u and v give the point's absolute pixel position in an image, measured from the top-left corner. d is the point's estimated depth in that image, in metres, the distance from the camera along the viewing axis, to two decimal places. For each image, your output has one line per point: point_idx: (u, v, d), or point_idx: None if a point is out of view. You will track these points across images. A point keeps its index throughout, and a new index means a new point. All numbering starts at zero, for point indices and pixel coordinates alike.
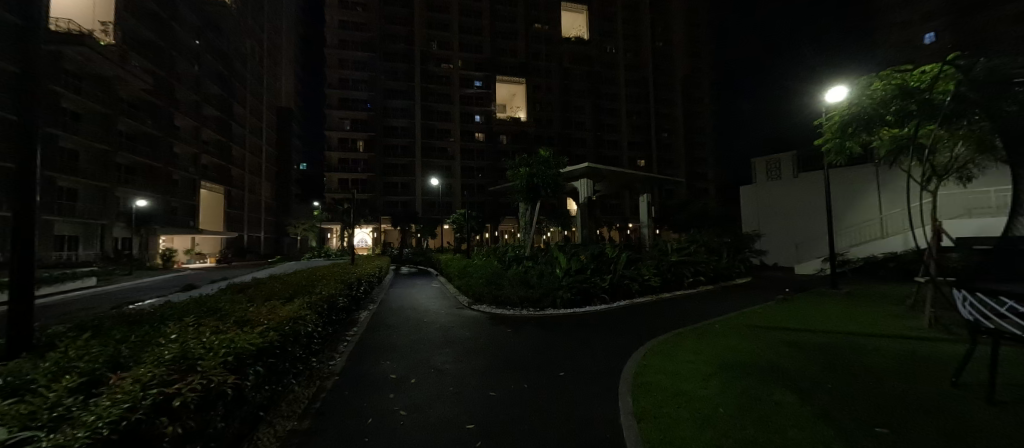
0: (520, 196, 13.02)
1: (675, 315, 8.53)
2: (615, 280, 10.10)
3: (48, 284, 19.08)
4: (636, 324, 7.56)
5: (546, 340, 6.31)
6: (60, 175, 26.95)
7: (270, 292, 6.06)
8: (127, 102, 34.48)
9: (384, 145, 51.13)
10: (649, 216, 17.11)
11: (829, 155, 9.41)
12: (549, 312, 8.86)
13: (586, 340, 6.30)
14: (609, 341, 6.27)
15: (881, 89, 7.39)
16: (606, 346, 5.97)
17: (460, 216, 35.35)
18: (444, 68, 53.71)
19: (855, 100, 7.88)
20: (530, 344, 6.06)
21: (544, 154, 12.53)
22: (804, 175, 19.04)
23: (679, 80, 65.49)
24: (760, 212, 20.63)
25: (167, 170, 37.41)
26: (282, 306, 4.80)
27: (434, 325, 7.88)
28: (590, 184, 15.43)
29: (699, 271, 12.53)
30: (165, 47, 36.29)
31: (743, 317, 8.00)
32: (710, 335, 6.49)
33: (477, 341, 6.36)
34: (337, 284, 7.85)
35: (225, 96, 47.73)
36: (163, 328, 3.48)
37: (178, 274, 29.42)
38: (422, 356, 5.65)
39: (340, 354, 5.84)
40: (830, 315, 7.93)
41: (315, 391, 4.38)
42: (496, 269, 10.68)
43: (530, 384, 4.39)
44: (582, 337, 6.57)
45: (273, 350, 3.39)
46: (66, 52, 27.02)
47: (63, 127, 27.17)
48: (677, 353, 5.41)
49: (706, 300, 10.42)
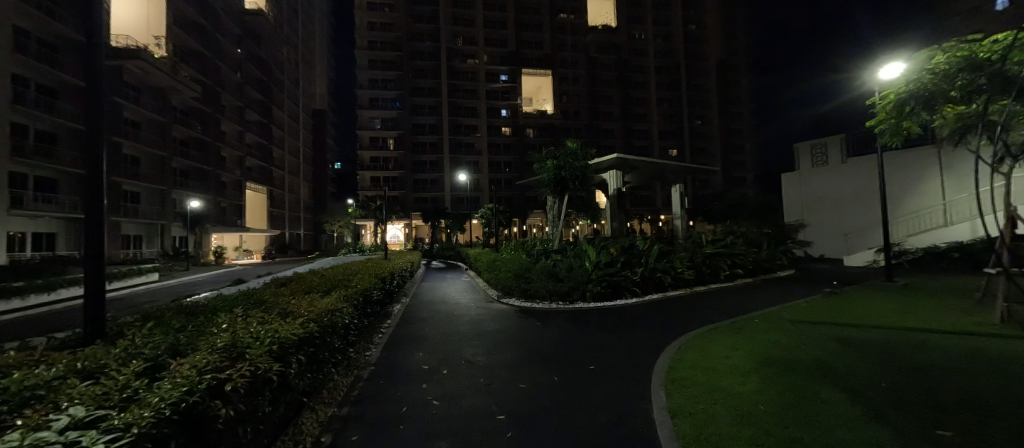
0: (547, 189, 12.88)
1: (712, 308, 8.22)
2: (647, 273, 9.86)
3: (119, 279, 21.11)
4: (669, 318, 7.37)
5: (576, 333, 6.29)
6: (123, 180, 29.48)
7: (311, 285, 6.37)
8: (180, 110, 37.11)
9: (413, 142, 52.27)
10: (683, 208, 16.52)
11: (881, 137, 8.65)
12: (578, 306, 8.83)
13: (617, 334, 6.21)
14: (641, 335, 6.17)
15: (945, 63, 6.77)
16: (638, 339, 5.88)
17: (488, 210, 35.61)
18: (470, 63, 54.02)
19: (913, 76, 7.25)
20: (560, 337, 6.04)
21: (571, 146, 12.35)
22: (855, 159, 17.75)
23: (714, 64, 62.46)
24: (804, 200, 19.45)
25: (216, 173, 39.90)
26: (322, 299, 5.05)
27: (465, 318, 8.02)
28: (619, 175, 15.07)
29: (737, 263, 11.99)
30: (209, 56, 39.10)
31: (785, 311, 7.61)
32: (748, 330, 6.24)
33: (506, 334, 6.41)
34: (371, 278, 8.15)
35: (265, 101, 50.36)
36: (215, 318, 3.74)
37: (229, 269, 31.54)
38: (454, 348, 5.77)
39: (377, 344, 6.08)
40: (883, 310, 7.38)
41: (354, 379, 4.59)
42: (524, 263, 10.67)
43: (560, 377, 4.38)
44: (613, 330, 6.50)
45: (314, 340, 3.56)
46: (126, 66, 29.50)
47: (125, 135, 29.77)
48: (712, 348, 5.25)
49: (745, 294, 9.97)
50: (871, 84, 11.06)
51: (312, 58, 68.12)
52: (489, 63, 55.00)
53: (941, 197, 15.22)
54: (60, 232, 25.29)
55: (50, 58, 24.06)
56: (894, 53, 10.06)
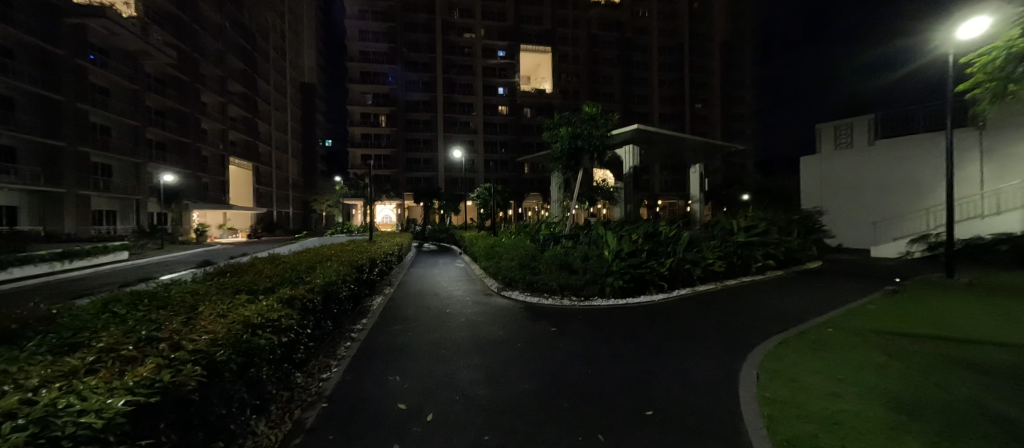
0: (558, 162, 11.07)
1: (758, 310, 6.72)
2: (675, 265, 8.35)
3: (80, 258, 19.47)
4: (716, 323, 5.89)
5: (612, 350, 4.72)
6: (92, 151, 27.08)
7: (248, 281, 4.66)
8: (154, 78, 34.41)
9: (406, 120, 49.96)
10: (703, 191, 14.91)
11: (978, 105, 7.00)
12: (599, 303, 7.37)
13: (663, 352, 4.68)
14: (697, 351, 4.71)
15: None
16: (699, 363, 4.34)
17: (484, 191, 33.78)
18: (466, 37, 51.21)
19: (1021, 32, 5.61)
20: (589, 357, 4.49)
21: (589, 111, 10.52)
22: (884, 141, 16.21)
23: (719, 44, 59.98)
24: (824, 184, 17.92)
25: (197, 146, 37.44)
26: (246, 307, 3.36)
27: (460, 318, 6.51)
28: (636, 151, 13.23)
29: (769, 254, 10.52)
30: (187, 20, 36.39)
31: (851, 317, 6.16)
32: (833, 347, 4.74)
33: (515, 346, 4.89)
34: (341, 266, 6.52)
35: (249, 72, 47.42)
36: (8, 354, 2.08)
37: (209, 248, 29.61)
38: (446, 369, 4.23)
39: (340, 363, 4.48)
40: (973, 317, 5.98)
41: (288, 432, 2.98)
42: (529, 247, 9.01)
43: (608, 435, 2.85)
44: (656, 343, 4.99)
45: (188, 396, 1.96)
46: (92, 26, 27.07)
47: (93, 103, 27.25)
48: (811, 381, 3.73)
49: (782, 290, 8.54)
50: (943, 49, 9.30)
51: (300, 28, 64.40)
52: (486, 37, 52.14)
53: (978, 185, 13.78)
54: (21, 206, 24.31)
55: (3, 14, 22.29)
56: (982, 6, 8.20)
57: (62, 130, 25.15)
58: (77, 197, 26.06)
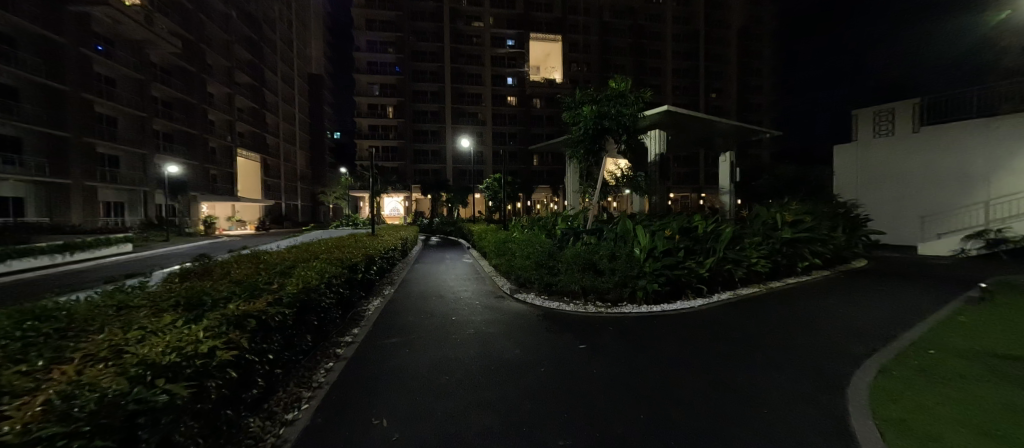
0: (580, 146, 10.01)
1: (823, 322, 5.57)
2: (716, 265, 7.21)
3: (82, 251, 18.86)
4: (783, 342, 4.78)
5: (666, 385, 3.64)
6: (99, 142, 26.60)
7: (199, 288, 3.68)
8: (160, 67, 33.75)
9: (414, 111, 48.97)
10: (734, 181, 13.67)
11: None
12: (629, 310, 6.36)
13: (734, 389, 3.56)
14: (778, 388, 3.59)
15: None
16: (793, 409, 3.22)
17: (494, 182, 32.71)
18: (475, 26, 49.79)
19: None
20: (639, 396, 3.41)
21: (617, 87, 9.36)
22: (929, 129, 14.32)
23: (736, 32, 57.54)
24: (862, 175, 16.22)
25: (204, 138, 36.92)
26: (166, 334, 2.36)
27: (468, 329, 5.48)
28: (662, 136, 12.28)
29: (816, 252, 9.30)
30: (193, 9, 35.70)
31: (949, 333, 4.96)
32: (962, 380, 3.56)
33: (535, 375, 3.85)
34: (329, 267, 5.54)
35: (256, 63, 46.74)
36: None
37: (215, 241, 29.04)
38: (450, 410, 3.19)
39: (315, 394, 3.50)
40: None
41: None
42: (546, 243, 7.92)
43: None
44: (721, 374, 3.89)
45: None
46: (95, 14, 26.38)
47: (97, 93, 26.68)
48: (971, 443, 2.57)
49: (840, 294, 7.39)
50: None
51: (307, 19, 63.54)
52: (495, 25, 50.66)
53: None
54: (28, 198, 23.58)
55: (6, 3, 21.58)
56: None
57: (66, 121, 24.53)
58: (82, 188, 25.63)
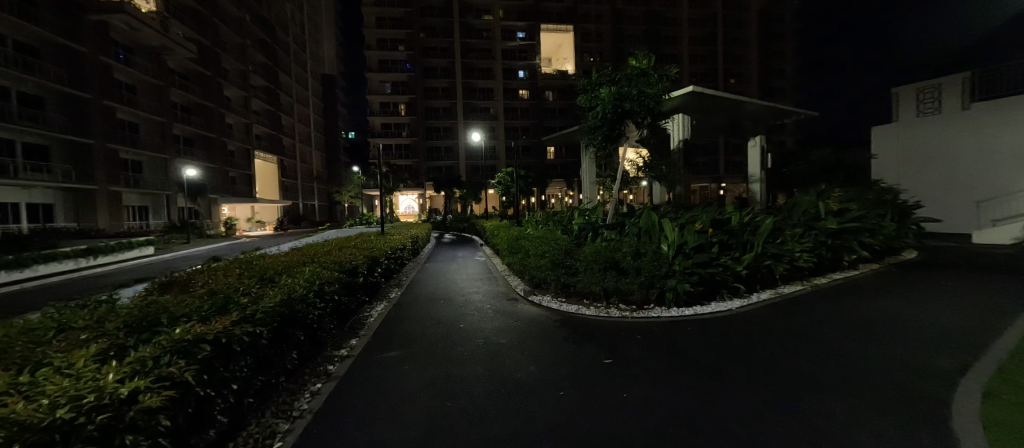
0: (598, 132, 9.26)
1: (885, 328, 4.80)
2: (754, 261, 6.43)
3: (106, 254, 19.20)
4: (850, 358, 4.01)
5: (717, 416, 2.97)
6: (121, 148, 27.07)
7: (163, 304, 3.19)
8: (177, 73, 34.22)
9: (425, 107, 48.52)
10: (764, 168, 12.70)
11: None
12: (659, 315, 5.65)
13: (805, 423, 2.84)
14: (865, 422, 2.85)
15: None
16: None
17: (507, 177, 32.01)
18: (484, 19, 48.91)
19: None
20: (687, 432, 2.73)
21: (639, 66, 8.61)
22: (982, 105, 12.85)
23: (756, 14, 54.97)
24: (905, 159, 14.82)
25: (222, 141, 37.32)
26: (74, 377, 1.83)
27: (477, 340, 4.88)
28: (686, 120, 11.45)
29: (863, 244, 8.38)
30: (208, 15, 35.99)
31: None
32: None
33: (555, 404, 3.21)
34: (323, 272, 5.03)
35: (270, 65, 47.13)
36: None
37: (234, 243, 29.25)
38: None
39: (294, 426, 2.95)
40: None
41: None
42: (562, 239, 7.24)
43: None
44: (785, 402, 3.16)
45: None
46: (114, 22, 26.82)
47: (118, 100, 27.10)
48: None
49: (900, 291, 6.47)
50: None
51: (318, 21, 63.83)
52: (504, 18, 49.64)
53: None
54: (57, 203, 24.39)
55: (29, 14, 21.96)
56: None
57: (87, 128, 24.87)
58: (108, 192, 26.08)
